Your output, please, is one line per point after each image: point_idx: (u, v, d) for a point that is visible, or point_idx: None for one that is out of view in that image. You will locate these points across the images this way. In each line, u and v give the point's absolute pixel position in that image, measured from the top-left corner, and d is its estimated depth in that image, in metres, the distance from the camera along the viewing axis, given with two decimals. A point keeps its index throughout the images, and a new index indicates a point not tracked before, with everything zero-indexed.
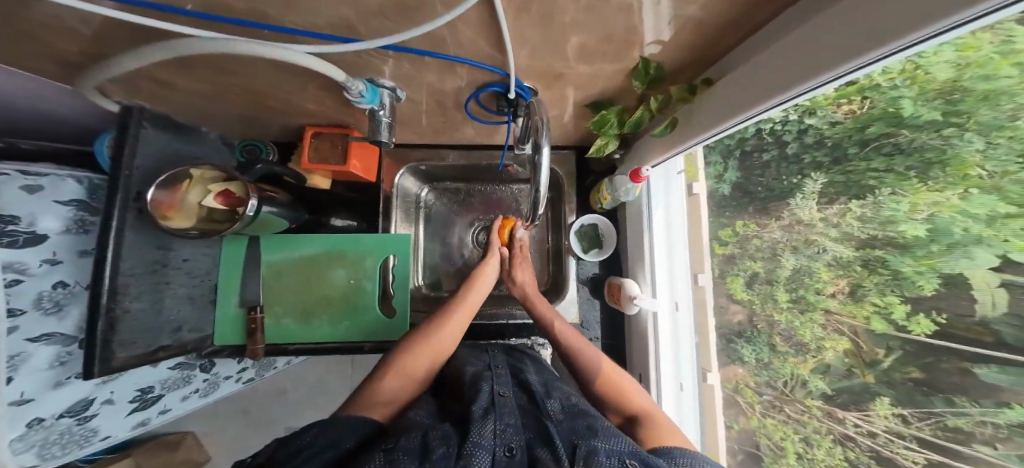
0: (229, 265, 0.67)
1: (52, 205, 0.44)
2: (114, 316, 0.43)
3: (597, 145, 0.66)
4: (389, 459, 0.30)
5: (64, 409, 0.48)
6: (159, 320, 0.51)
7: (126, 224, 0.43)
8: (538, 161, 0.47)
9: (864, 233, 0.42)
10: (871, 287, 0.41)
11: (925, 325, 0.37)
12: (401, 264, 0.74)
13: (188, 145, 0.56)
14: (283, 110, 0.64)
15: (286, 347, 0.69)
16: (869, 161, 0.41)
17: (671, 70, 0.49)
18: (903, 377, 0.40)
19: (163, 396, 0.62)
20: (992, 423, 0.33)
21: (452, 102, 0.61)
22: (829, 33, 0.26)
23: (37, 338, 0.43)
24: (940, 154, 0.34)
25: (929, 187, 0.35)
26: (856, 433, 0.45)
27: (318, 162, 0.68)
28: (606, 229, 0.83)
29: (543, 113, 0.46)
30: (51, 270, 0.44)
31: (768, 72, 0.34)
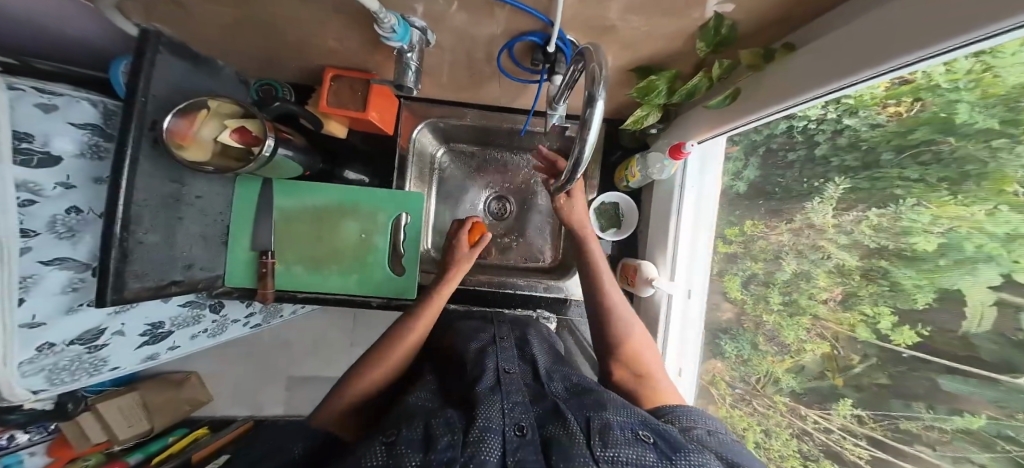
0: (241, 206, 0.60)
1: (66, 126, 0.40)
2: (127, 246, 0.42)
3: (634, 116, 0.45)
4: (389, 454, 0.26)
5: (75, 336, 0.46)
6: (172, 254, 0.49)
7: (140, 153, 0.41)
8: (585, 121, 0.27)
9: (874, 242, 0.40)
10: (866, 296, 0.41)
11: (908, 335, 0.38)
12: (412, 226, 0.63)
13: (206, 80, 0.50)
14: (299, 47, 0.49)
15: (296, 293, 0.61)
16: (902, 168, 0.38)
17: (748, 28, 0.36)
18: (870, 382, 0.44)
19: (174, 333, 0.61)
20: (938, 428, 0.37)
21: (482, 56, 0.45)
22: (860, 34, 0.24)
23: (49, 261, 0.41)
24: (982, 166, 0.30)
25: (956, 201, 0.33)
26: (813, 428, 0.50)
27: (336, 107, 0.52)
28: (629, 210, 0.70)
29: (602, 54, 0.27)
30: (68, 195, 0.42)
31: (817, 63, 0.29)
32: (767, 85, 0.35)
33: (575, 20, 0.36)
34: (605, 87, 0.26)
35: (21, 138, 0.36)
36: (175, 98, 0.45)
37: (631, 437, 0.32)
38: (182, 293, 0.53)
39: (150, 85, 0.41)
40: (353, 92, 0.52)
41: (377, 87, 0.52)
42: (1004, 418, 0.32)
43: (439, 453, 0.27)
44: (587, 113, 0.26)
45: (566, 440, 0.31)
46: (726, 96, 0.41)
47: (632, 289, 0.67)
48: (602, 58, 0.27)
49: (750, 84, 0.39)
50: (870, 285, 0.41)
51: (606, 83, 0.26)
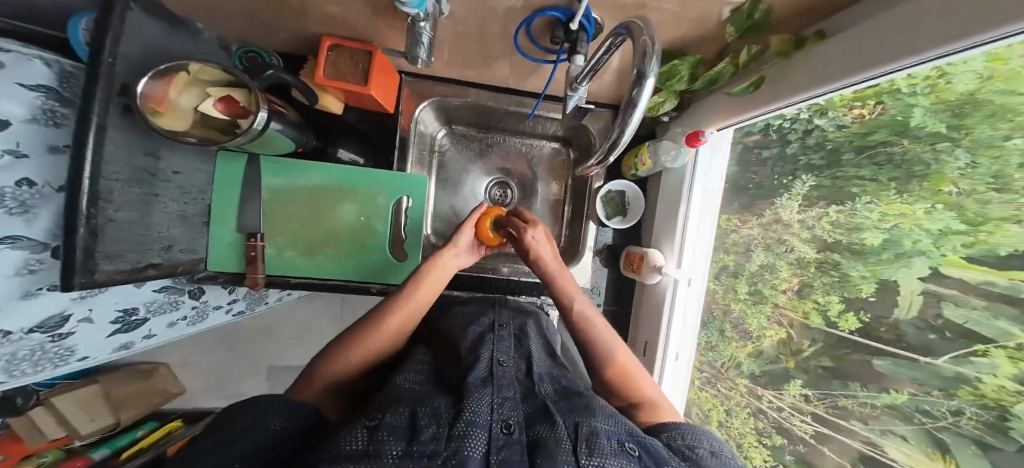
0: (224, 186, 0.56)
1: (13, 85, 0.34)
2: (97, 225, 0.38)
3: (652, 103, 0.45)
4: (372, 439, 0.25)
5: (35, 323, 0.41)
6: (148, 234, 0.45)
7: (108, 122, 0.37)
8: (634, 100, 0.27)
9: (831, 237, 0.48)
10: (819, 286, 0.49)
11: (851, 321, 0.46)
12: (416, 208, 0.61)
13: (182, 43, 0.46)
14: (300, 11, 0.45)
15: (290, 279, 0.58)
16: (858, 168, 0.45)
17: (783, 13, 0.36)
18: (816, 365, 0.51)
19: (149, 320, 0.56)
20: (869, 403, 0.45)
21: (497, 31, 0.44)
22: (893, 28, 0.25)
23: (1, 240, 0.36)
24: (926, 167, 0.37)
25: (901, 199, 0.40)
26: (767, 406, 0.58)
27: (332, 77, 0.48)
28: (635, 197, 0.70)
29: (652, 27, 0.25)
30: (20, 165, 0.36)
31: (843, 54, 0.30)
32: (803, 70, 0.35)
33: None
34: (656, 60, 0.25)
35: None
36: (149, 62, 0.41)
37: (616, 449, 0.31)
38: (161, 278, 0.48)
39: (119, 44, 0.37)
40: (353, 66, 0.49)
41: (380, 64, 0.50)
42: (920, 394, 0.39)
43: (423, 444, 0.26)
44: (633, 91, 0.26)
45: (552, 444, 0.30)
46: (749, 84, 0.41)
47: (639, 277, 0.67)
48: (653, 32, 0.26)
49: (776, 73, 0.39)
50: (822, 276, 0.49)
51: (658, 58, 0.25)
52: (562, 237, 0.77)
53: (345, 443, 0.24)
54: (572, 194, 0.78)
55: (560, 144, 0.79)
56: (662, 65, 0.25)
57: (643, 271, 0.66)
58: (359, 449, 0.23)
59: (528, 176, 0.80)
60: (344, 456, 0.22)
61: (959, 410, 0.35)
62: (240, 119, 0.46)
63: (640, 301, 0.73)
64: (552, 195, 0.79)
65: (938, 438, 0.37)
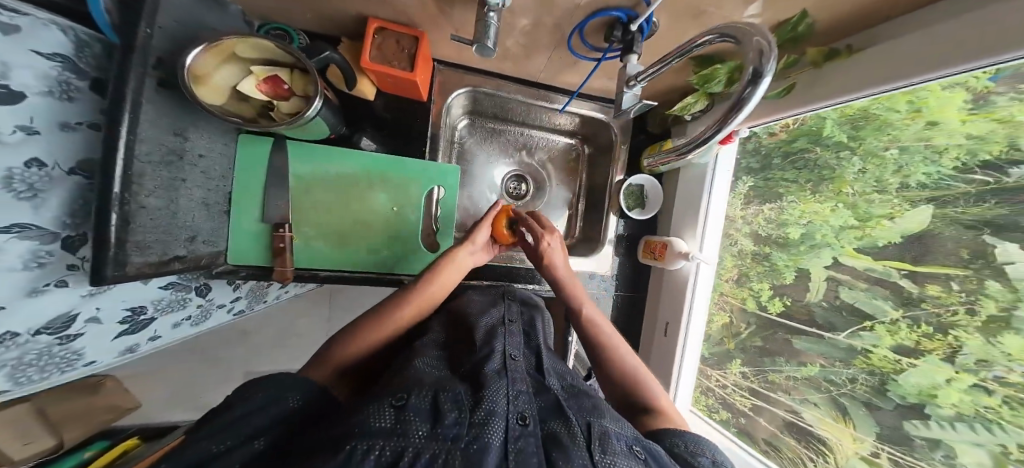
0: (246, 175, 0.55)
1: (27, 52, 0.30)
2: (128, 210, 0.34)
3: (686, 102, 0.53)
4: (398, 418, 0.28)
5: (44, 324, 0.36)
6: (175, 223, 0.42)
7: (143, 97, 0.33)
8: (743, 99, 0.30)
9: (765, 232, 0.68)
10: (755, 275, 0.69)
11: (777, 304, 0.65)
12: (447, 198, 0.67)
13: (210, 14, 0.42)
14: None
15: (318, 271, 0.61)
16: (784, 172, 0.65)
17: (819, 27, 0.42)
18: (752, 344, 0.70)
19: (155, 320, 0.52)
20: (793, 376, 0.63)
21: (550, 24, 0.48)
22: (924, 45, 0.34)
23: (7, 228, 0.30)
24: (832, 171, 0.57)
25: (812, 199, 0.60)
26: (715, 385, 0.76)
27: (380, 63, 0.53)
28: (653, 191, 0.77)
29: (763, 29, 0.28)
30: (32, 144, 0.31)
31: (913, 53, 0.35)
32: (834, 77, 0.44)
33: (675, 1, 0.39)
34: (773, 61, 0.28)
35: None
36: (182, 34, 0.37)
37: (626, 450, 0.32)
38: (187, 271, 0.47)
39: (155, 16, 0.33)
40: (399, 51, 0.54)
41: (423, 50, 0.55)
42: (829, 365, 0.58)
43: (446, 428, 0.29)
44: (751, 89, 0.29)
45: (567, 440, 0.32)
46: (781, 89, 0.51)
47: (662, 263, 0.74)
48: (759, 31, 0.29)
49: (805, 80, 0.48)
50: (756, 265, 0.69)
51: (771, 58, 0.28)
52: (576, 230, 0.85)
53: (373, 420, 0.26)
54: (585, 193, 0.85)
55: (575, 140, 0.84)
56: (772, 65, 0.28)
57: (667, 257, 0.72)
58: (386, 427, 0.26)
59: (548, 170, 0.84)
60: (373, 433, 0.25)
61: (855, 376, 0.54)
62: (282, 102, 0.47)
63: (658, 288, 0.80)
64: (568, 191, 0.86)
65: (840, 402, 0.57)
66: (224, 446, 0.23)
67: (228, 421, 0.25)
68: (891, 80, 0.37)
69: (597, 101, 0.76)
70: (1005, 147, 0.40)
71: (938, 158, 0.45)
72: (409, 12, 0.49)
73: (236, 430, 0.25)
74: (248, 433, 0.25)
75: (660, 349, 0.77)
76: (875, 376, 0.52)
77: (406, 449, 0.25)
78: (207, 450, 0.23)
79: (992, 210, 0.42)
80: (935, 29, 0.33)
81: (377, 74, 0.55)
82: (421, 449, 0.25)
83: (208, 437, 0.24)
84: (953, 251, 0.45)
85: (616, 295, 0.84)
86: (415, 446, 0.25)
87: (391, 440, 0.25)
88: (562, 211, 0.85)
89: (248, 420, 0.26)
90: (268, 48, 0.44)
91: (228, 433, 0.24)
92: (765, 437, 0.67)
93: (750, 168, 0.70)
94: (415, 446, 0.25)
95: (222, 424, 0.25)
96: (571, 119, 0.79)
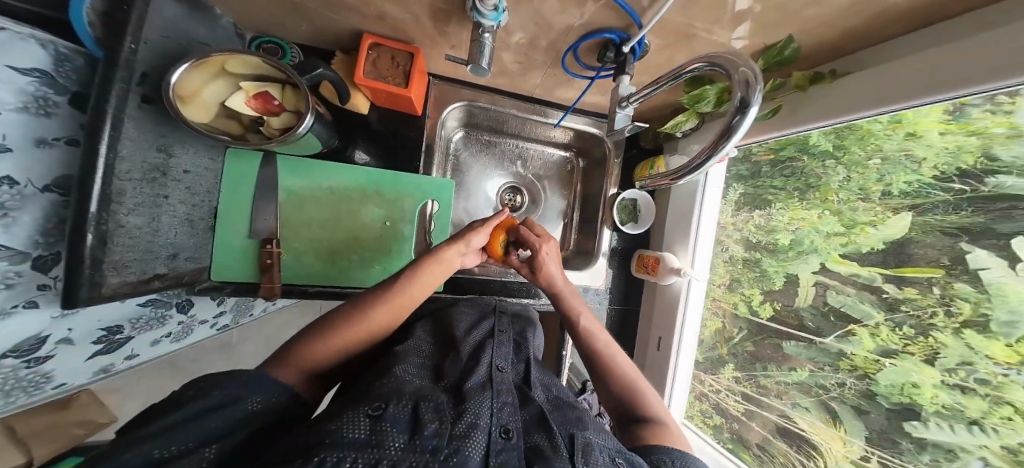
0: (232, 191, 0.54)
1: (4, 68, 0.29)
2: (107, 230, 0.32)
3: (677, 120, 0.53)
4: (374, 429, 0.27)
5: (10, 348, 0.34)
6: (157, 241, 0.41)
7: (125, 114, 0.32)
8: (733, 128, 0.30)
9: (756, 238, 0.69)
10: (746, 280, 0.70)
11: (767, 310, 0.66)
12: (440, 213, 0.67)
13: (197, 27, 0.41)
14: (341, 10, 0.45)
15: (307, 288, 0.60)
16: (773, 179, 0.65)
17: (804, 53, 0.43)
18: (744, 349, 0.70)
19: (133, 338, 0.50)
20: (783, 382, 0.64)
21: (543, 43, 0.49)
22: (906, 72, 0.35)
23: None
24: (818, 179, 0.58)
25: (801, 206, 0.61)
26: (708, 390, 0.77)
27: (374, 78, 0.53)
28: (646, 205, 0.77)
29: (750, 61, 0.29)
30: (4, 162, 0.29)
31: (902, 78, 0.36)
32: (822, 99, 0.45)
33: (665, 24, 0.40)
34: (761, 92, 0.28)
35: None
36: (166, 49, 0.37)
37: (608, 462, 0.32)
38: (168, 289, 0.45)
39: (141, 30, 0.33)
40: (394, 66, 0.54)
41: (418, 65, 0.55)
42: (818, 370, 0.58)
43: (426, 439, 0.28)
44: (738, 118, 0.29)
45: (550, 452, 0.32)
46: (769, 111, 0.52)
47: (654, 277, 0.74)
48: (748, 62, 0.29)
49: (792, 102, 0.49)
50: (747, 271, 0.70)
51: (759, 87, 0.28)
52: (571, 242, 0.86)
53: (347, 430, 0.25)
54: (579, 205, 0.86)
55: (571, 153, 0.85)
56: (761, 94, 0.29)
57: (660, 272, 0.73)
58: (360, 439, 0.25)
59: (542, 182, 0.84)
60: (346, 445, 0.24)
61: (843, 381, 0.55)
62: (273, 117, 0.46)
63: (652, 298, 0.81)
64: (563, 202, 0.86)
65: (829, 405, 0.57)
66: (170, 452, 0.22)
67: (176, 424, 0.23)
68: (877, 106, 0.38)
69: (590, 116, 0.77)
70: (979, 158, 0.41)
71: (918, 168, 0.46)
72: (401, 26, 0.49)
73: (183, 436, 0.23)
74: (201, 438, 0.24)
75: (654, 362, 0.77)
76: (864, 379, 0.52)
77: (382, 460, 0.24)
78: (146, 456, 0.21)
79: (970, 218, 0.43)
80: (919, 57, 0.34)
81: (372, 89, 0.55)
82: (398, 460, 0.24)
83: (148, 441, 0.22)
84: (932, 261, 0.46)
85: (611, 308, 0.84)
86: (390, 458, 0.24)
87: (364, 452, 0.24)
88: (557, 222, 0.85)
89: (200, 425, 0.24)
90: (259, 65, 0.44)
91: (173, 437, 0.22)
92: (757, 441, 0.68)
93: (741, 175, 0.72)
94: (391, 458, 0.24)
95: (171, 425, 0.23)
96: (566, 132, 0.79)
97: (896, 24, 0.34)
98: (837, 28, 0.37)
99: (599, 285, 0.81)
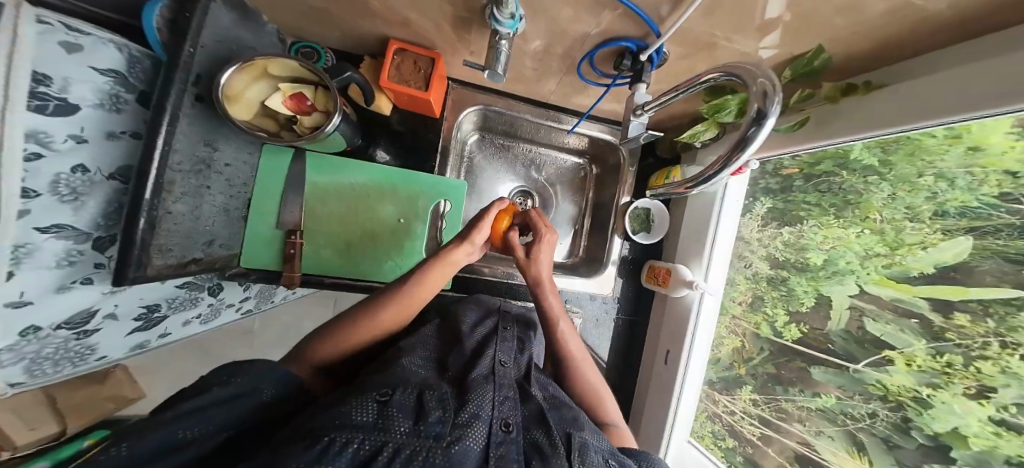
0: (266, 182, 0.58)
1: (88, 69, 0.32)
2: (156, 216, 0.36)
3: (696, 130, 0.52)
4: (381, 413, 0.28)
5: (65, 319, 0.38)
6: (196, 227, 0.45)
7: (180, 110, 0.35)
8: (749, 140, 0.29)
9: (781, 255, 0.66)
10: (771, 298, 0.66)
11: (793, 332, 0.62)
12: (452, 212, 0.69)
13: (248, 35, 0.45)
14: (371, 20, 0.49)
15: (324, 278, 0.64)
16: (805, 194, 0.62)
17: (837, 63, 0.41)
18: (764, 371, 0.67)
19: (167, 318, 0.54)
20: (805, 406, 0.60)
21: (560, 50, 0.49)
22: (945, 90, 0.32)
23: (47, 228, 0.32)
24: (858, 196, 0.53)
25: (836, 224, 0.57)
26: (723, 410, 0.73)
27: (398, 82, 0.56)
28: (660, 215, 0.76)
29: (768, 73, 0.28)
30: (79, 151, 0.33)
31: (935, 92, 0.33)
32: (854, 112, 0.42)
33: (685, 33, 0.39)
34: (779, 103, 0.27)
35: (38, 79, 0.28)
36: (219, 52, 0.40)
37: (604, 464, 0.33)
38: (204, 272, 0.49)
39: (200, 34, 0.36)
40: (416, 70, 0.57)
41: (438, 70, 0.57)
42: (846, 398, 0.54)
43: (430, 425, 0.29)
44: (755, 130, 0.28)
45: (548, 450, 0.32)
46: (795, 123, 0.50)
47: (665, 289, 0.73)
48: (764, 75, 0.28)
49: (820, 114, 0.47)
50: (772, 290, 0.67)
51: (778, 98, 0.27)
52: (580, 249, 0.85)
53: (356, 413, 0.27)
54: (590, 211, 0.85)
55: (583, 160, 0.85)
56: (781, 106, 0.27)
57: (671, 283, 0.71)
58: (368, 422, 0.26)
59: (555, 188, 0.85)
60: (355, 427, 0.25)
61: (875, 411, 0.51)
62: (305, 116, 0.49)
63: (663, 311, 0.78)
64: (574, 209, 0.86)
65: (857, 437, 0.53)
66: (190, 434, 0.24)
67: (198, 408, 0.26)
68: (913, 122, 0.36)
69: (605, 123, 0.77)
70: None
71: (978, 186, 0.39)
72: (425, 35, 0.52)
73: (201, 419, 0.25)
74: (213, 426, 0.26)
75: (661, 377, 0.75)
76: (897, 409, 0.49)
77: (387, 445, 0.25)
78: (170, 436, 0.23)
79: None
80: (956, 69, 0.31)
81: (395, 91, 0.58)
82: (402, 445, 0.26)
83: (176, 420, 0.24)
84: (991, 286, 0.40)
85: (617, 318, 0.83)
86: (395, 442, 0.26)
87: (371, 435, 0.25)
88: (567, 228, 0.85)
89: (212, 411, 0.26)
90: (296, 67, 0.46)
91: (188, 422, 0.24)
92: None
93: (770, 189, 0.68)
94: (395, 442, 0.26)
95: (191, 408, 0.25)
96: (580, 139, 0.80)
97: (937, 34, 0.32)
98: (873, 39, 0.35)
99: (607, 293, 0.80)
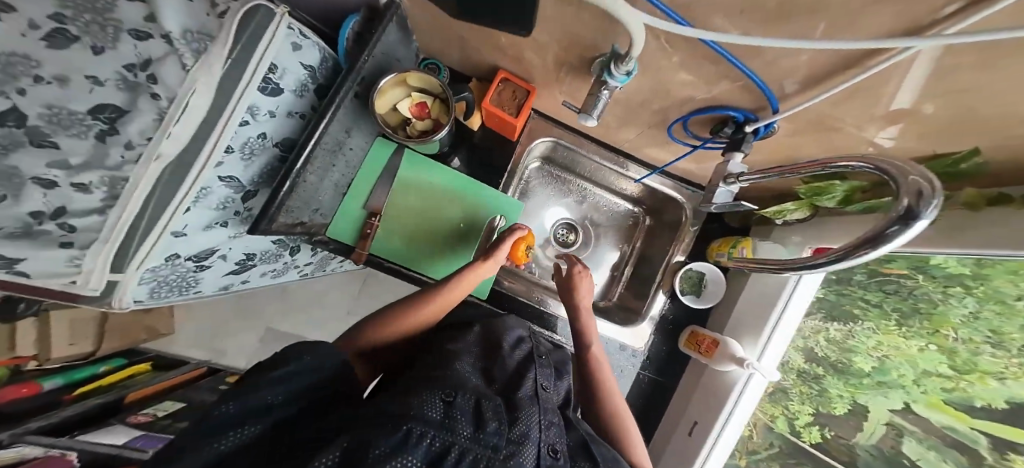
0: (370, 168, 0.66)
1: (298, 64, 0.42)
2: (296, 182, 0.42)
3: (783, 206, 0.55)
4: (447, 413, 0.30)
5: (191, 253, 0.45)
6: (314, 196, 0.51)
7: (343, 102, 0.42)
8: (886, 237, 0.27)
9: (822, 351, 0.63)
10: (798, 397, 0.65)
11: (812, 435, 0.64)
12: (506, 229, 0.72)
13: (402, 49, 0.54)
14: (495, 50, 0.55)
15: (383, 262, 0.68)
16: (863, 291, 0.59)
17: None
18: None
19: (254, 267, 0.60)
20: None
21: (657, 107, 0.52)
22: None
23: (223, 175, 0.40)
24: (932, 306, 0.50)
25: (895, 333, 0.55)
26: None
27: (496, 106, 0.63)
28: (715, 285, 0.75)
29: (917, 168, 0.26)
30: (268, 123, 0.42)
31: None
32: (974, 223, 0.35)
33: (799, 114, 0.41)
34: (937, 206, 0.24)
35: (271, 67, 0.38)
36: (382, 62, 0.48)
37: None
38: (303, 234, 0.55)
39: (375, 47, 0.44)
40: (512, 99, 0.63)
41: (530, 101, 0.63)
42: None
43: (488, 435, 0.30)
44: (898, 230, 0.25)
45: None
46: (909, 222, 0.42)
47: (707, 359, 0.69)
48: (922, 173, 0.26)
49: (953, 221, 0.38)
50: (801, 385, 0.65)
51: (937, 202, 0.24)
52: (614, 295, 0.86)
53: (427, 409, 0.29)
54: (631, 261, 0.86)
55: (639, 209, 0.86)
56: (939, 210, 0.24)
57: (716, 355, 0.67)
58: (437, 419, 0.28)
59: (601, 229, 0.87)
60: (427, 421, 0.27)
61: None
62: (421, 121, 0.56)
63: (694, 381, 0.75)
64: (615, 254, 0.87)
65: None
66: (276, 399, 0.28)
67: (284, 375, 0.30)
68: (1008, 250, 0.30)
69: (676, 180, 0.78)
70: None
71: None
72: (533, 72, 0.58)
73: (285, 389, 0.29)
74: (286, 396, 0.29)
75: (675, 451, 0.71)
76: None
77: (454, 446, 0.26)
78: (261, 399, 0.27)
79: None
80: None
81: (490, 114, 0.64)
82: (466, 449, 0.27)
83: (266, 387, 0.28)
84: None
85: (642, 374, 0.80)
86: (461, 445, 0.27)
87: (440, 433, 0.27)
88: (603, 269, 0.87)
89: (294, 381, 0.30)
90: (429, 81, 0.54)
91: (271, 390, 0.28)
92: None
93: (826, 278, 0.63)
94: (460, 445, 0.27)
95: (285, 375, 0.29)
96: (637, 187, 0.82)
97: None
98: None
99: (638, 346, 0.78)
